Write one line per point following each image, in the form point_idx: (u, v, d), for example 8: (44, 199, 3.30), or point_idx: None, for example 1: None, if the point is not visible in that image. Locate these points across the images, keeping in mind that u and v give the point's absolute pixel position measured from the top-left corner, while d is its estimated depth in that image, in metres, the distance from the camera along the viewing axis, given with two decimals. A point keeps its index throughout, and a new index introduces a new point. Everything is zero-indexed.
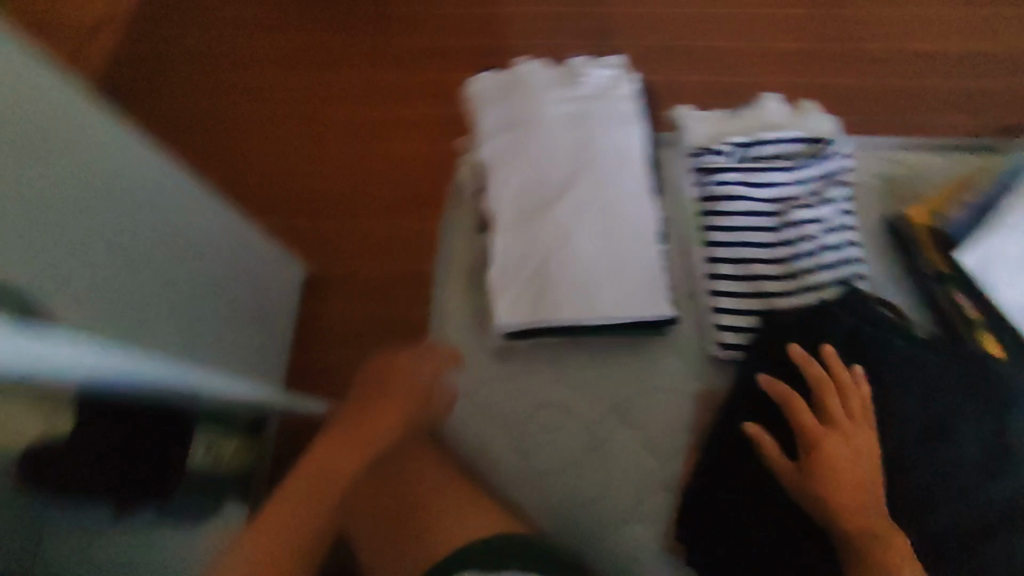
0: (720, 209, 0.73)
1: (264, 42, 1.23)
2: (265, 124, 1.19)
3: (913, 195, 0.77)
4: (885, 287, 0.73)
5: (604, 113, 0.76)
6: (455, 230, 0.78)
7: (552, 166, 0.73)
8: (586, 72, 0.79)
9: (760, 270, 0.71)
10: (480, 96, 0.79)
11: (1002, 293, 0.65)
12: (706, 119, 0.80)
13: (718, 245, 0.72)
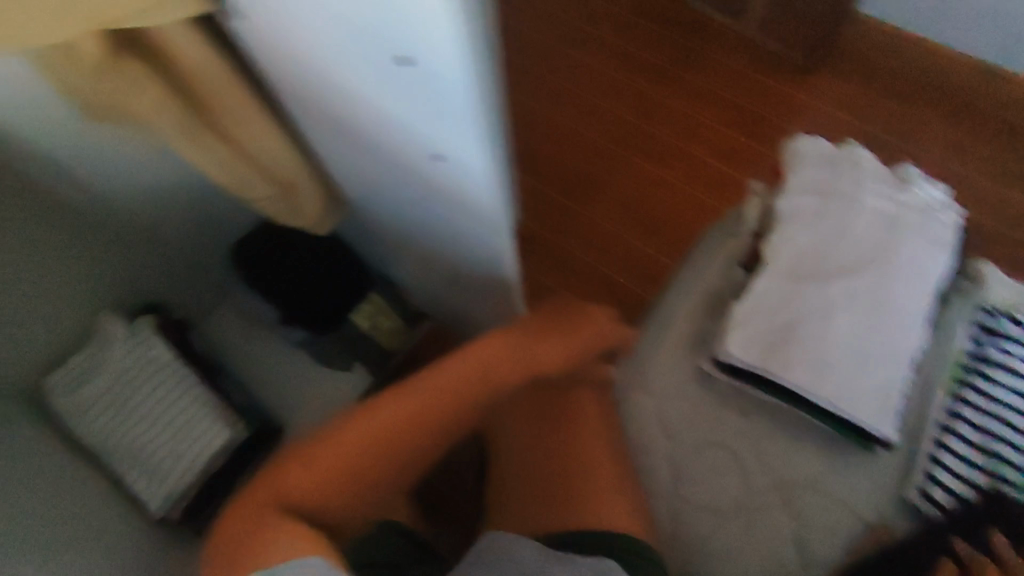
0: (987, 377, 0.69)
1: (597, 43, 1.43)
2: (565, 106, 1.38)
3: None
4: None
5: (916, 228, 0.73)
6: (709, 257, 0.81)
7: (848, 247, 0.72)
8: (913, 184, 0.77)
9: (1011, 454, 0.65)
10: (806, 150, 0.79)
11: None
12: (1016, 287, 0.75)
13: (971, 408, 0.68)
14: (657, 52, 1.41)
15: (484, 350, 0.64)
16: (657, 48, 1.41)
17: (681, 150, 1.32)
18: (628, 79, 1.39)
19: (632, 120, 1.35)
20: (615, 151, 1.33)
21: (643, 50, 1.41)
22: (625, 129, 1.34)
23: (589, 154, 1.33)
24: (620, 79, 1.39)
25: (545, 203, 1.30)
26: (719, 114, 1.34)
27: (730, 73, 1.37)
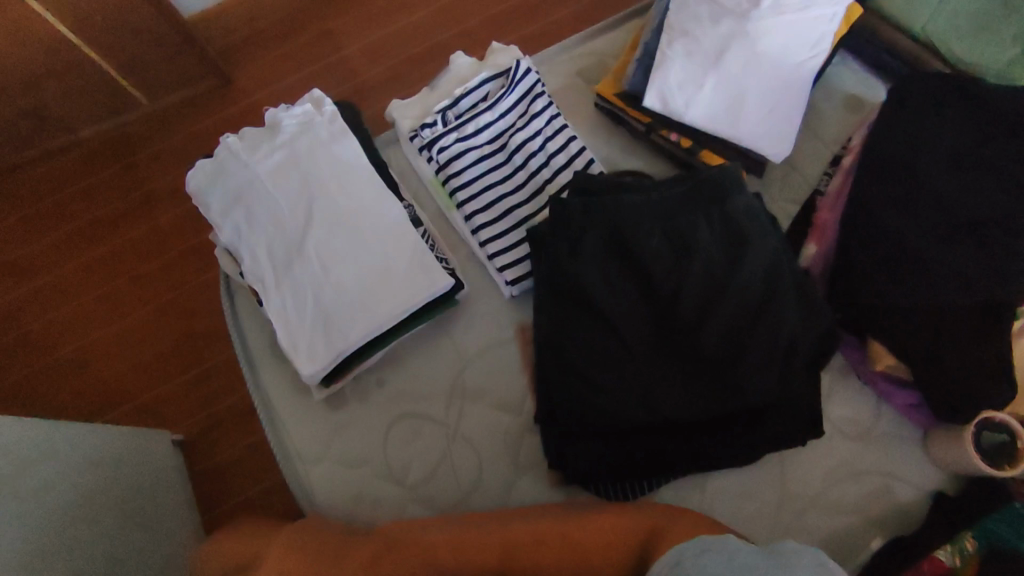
0: (453, 172, 0.75)
1: (55, 248, 1.34)
2: (91, 315, 1.29)
3: (604, 72, 0.83)
4: (622, 158, 0.78)
5: (312, 144, 0.75)
6: (239, 316, 0.76)
7: (288, 209, 0.72)
8: (278, 123, 0.78)
9: (511, 204, 0.74)
10: (198, 183, 0.76)
11: (691, 112, 0.68)
12: (417, 99, 0.83)
13: (465, 201, 0.75)
14: (115, 206, 1.37)
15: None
16: (112, 202, 1.37)
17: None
18: (117, 243, 1.34)
19: (162, 268, 1.33)
20: (177, 301, 1.31)
21: (103, 212, 1.36)
22: (142, 276, 1.32)
23: (161, 328, 1.29)
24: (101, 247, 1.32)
25: (177, 398, 1.25)
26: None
27: (188, 169, 1.40)
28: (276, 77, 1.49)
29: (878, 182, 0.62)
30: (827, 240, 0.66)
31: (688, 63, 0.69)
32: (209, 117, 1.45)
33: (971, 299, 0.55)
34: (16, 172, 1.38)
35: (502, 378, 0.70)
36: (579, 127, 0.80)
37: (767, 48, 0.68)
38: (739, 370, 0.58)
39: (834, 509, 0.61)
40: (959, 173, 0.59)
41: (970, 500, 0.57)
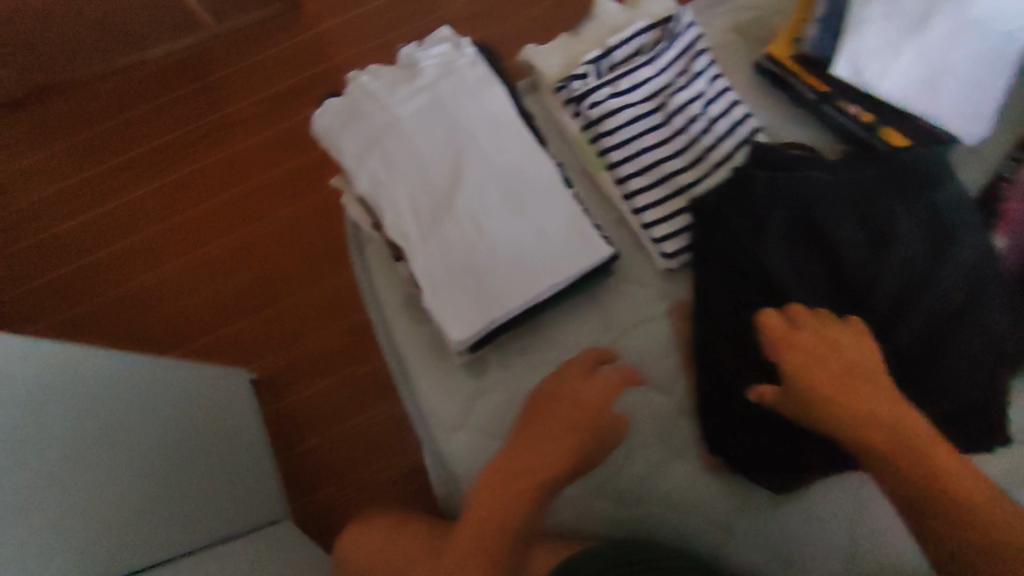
0: (606, 130, 0.70)
1: (123, 175, 1.29)
2: (160, 247, 1.26)
3: (764, 31, 0.77)
4: (783, 128, 0.74)
5: (456, 89, 0.68)
6: (370, 269, 0.72)
7: (433, 160, 0.66)
8: (414, 62, 0.71)
9: (669, 169, 0.70)
10: (328, 126, 0.70)
11: (887, 84, 0.64)
12: (561, 46, 0.76)
13: (620, 163, 0.70)
14: (182, 133, 1.31)
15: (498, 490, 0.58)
16: (179, 129, 1.31)
17: (296, 195, 1.29)
18: (187, 173, 1.29)
19: (233, 202, 1.28)
20: (247, 237, 1.27)
21: (171, 139, 1.30)
22: (211, 208, 1.28)
23: (234, 265, 1.26)
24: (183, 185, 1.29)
25: (251, 336, 1.23)
26: (298, 139, 1.31)
27: (258, 97, 1.33)
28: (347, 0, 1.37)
29: None
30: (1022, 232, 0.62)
31: (887, 28, 0.64)
32: (278, 41, 1.36)
33: None
34: (76, 90, 1.31)
35: (655, 355, 0.69)
36: (739, 90, 0.75)
37: (985, 12, 0.62)
38: (931, 368, 0.56)
39: None
40: None
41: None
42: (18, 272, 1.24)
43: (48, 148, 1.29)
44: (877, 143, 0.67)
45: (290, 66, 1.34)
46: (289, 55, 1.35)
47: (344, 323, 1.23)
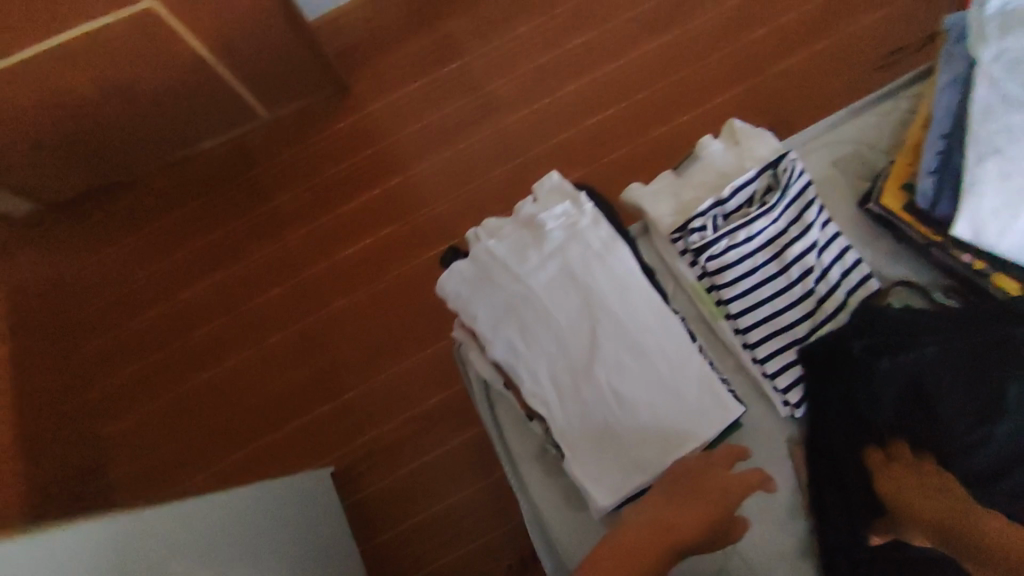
0: (726, 282, 0.73)
1: (190, 267, 1.29)
2: (231, 341, 1.27)
3: (862, 166, 0.81)
4: (886, 267, 0.79)
5: (584, 254, 0.70)
6: (501, 421, 0.75)
7: (569, 329, 0.68)
8: (536, 222, 0.72)
9: (788, 319, 0.73)
10: (456, 290, 0.71)
11: (1005, 243, 0.68)
12: (668, 188, 0.78)
13: (740, 314, 0.73)
14: (244, 223, 1.32)
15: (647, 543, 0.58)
16: (241, 219, 1.32)
17: (360, 280, 1.30)
18: (251, 264, 1.30)
19: (300, 291, 1.29)
20: (316, 327, 1.28)
21: (235, 229, 1.31)
22: (279, 299, 1.29)
23: (305, 354, 1.27)
24: (248, 277, 1.29)
25: (326, 427, 1.24)
26: (361, 223, 1.32)
27: (317, 183, 1.34)
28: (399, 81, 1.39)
29: None
30: None
31: (1005, 188, 0.67)
32: (332, 124, 1.37)
33: None
34: (144, 182, 1.34)
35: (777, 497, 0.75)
36: (844, 228, 0.79)
37: None
38: None
39: None
40: None
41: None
42: (94, 371, 1.25)
43: (116, 245, 1.31)
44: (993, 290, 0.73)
45: (347, 150, 1.36)
46: (344, 138, 1.36)
47: (417, 409, 1.24)
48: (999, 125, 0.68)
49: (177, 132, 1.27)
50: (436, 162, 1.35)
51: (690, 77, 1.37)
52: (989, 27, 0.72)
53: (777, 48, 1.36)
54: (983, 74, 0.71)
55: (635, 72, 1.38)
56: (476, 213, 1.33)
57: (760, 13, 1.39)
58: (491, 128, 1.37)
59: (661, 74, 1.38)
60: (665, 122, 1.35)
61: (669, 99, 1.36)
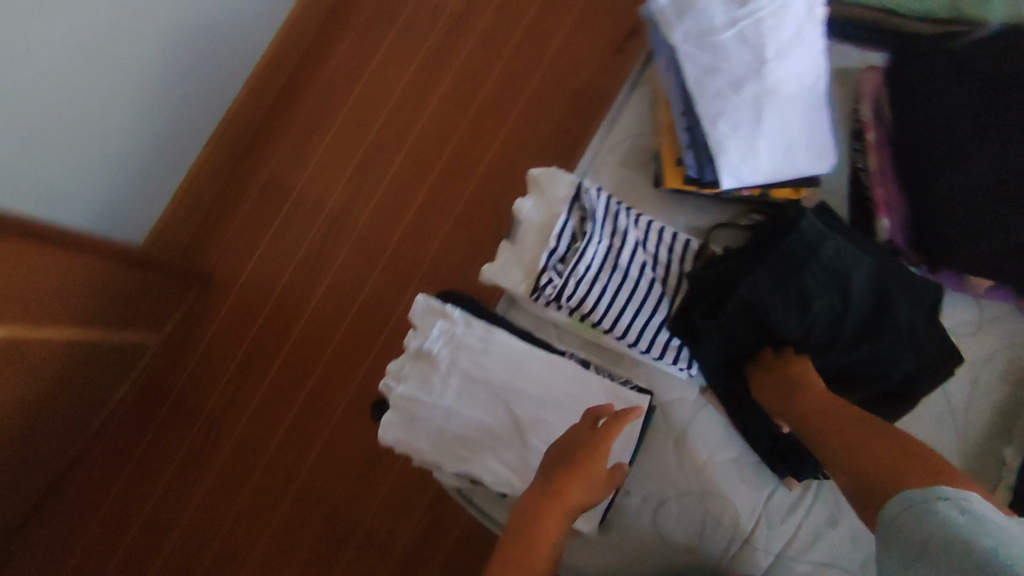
0: (589, 309, 0.86)
1: (171, 500, 1.36)
2: (240, 542, 1.34)
3: (641, 155, 0.95)
4: (699, 219, 0.93)
5: (473, 355, 0.83)
6: (488, 508, 0.88)
7: (493, 419, 0.82)
8: (425, 350, 0.85)
9: (650, 309, 0.87)
10: (396, 438, 0.83)
11: (760, 175, 0.85)
12: (510, 260, 0.91)
13: (613, 326, 0.87)
14: (192, 439, 1.38)
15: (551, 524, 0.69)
16: (188, 438, 1.38)
17: (316, 428, 1.37)
18: (218, 469, 1.37)
19: (273, 465, 1.36)
20: (304, 487, 1.35)
21: (188, 448, 1.38)
22: (258, 483, 1.36)
23: (306, 515, 1.33)
24: (222, 482, 1.36)
25: (360, 562, 1.31)
26: (291, 379, 1.40)
27: (232, 371, 1.41)
28: (250, 247, 1.47)
29: (911, 162, 0.86)
30: (894, 206, 0.89)
31: (738, 140, 0.84)
32: (217, 315, 1.44)
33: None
34: (86, 457, 1.39)
35: (716, 440, 0.88)
36: (650, 211, 0.92)
37: (790, 99, 0.85)
38: (902, 347, 0.79)
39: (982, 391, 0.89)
40: (963, 131, 0.82)
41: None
42: None
43: (97, 519, 1.36)
44: (779, 202, 0.90)
45: (241, 328, 1.43)
46: (234, 321, 1.44)
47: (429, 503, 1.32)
48: (711, 96, 0.85)
49: (90, 400, 1.32)
50: (324, 292, 1.43)
51: (486, 104, 1.47)
52: (671, 18, 0.87)
53: (538, 41, 1.48)
54: (680, 62, 0.87)
55: (438, 123, 1.48)
56: (382, 309, 1.41)
57: (513, 10, 1.50)
58: (347, 240, 1.45)
59: (465, 104, 1.47)
60: (487, 150, 1.45)
61: (478, 130, 1.46)
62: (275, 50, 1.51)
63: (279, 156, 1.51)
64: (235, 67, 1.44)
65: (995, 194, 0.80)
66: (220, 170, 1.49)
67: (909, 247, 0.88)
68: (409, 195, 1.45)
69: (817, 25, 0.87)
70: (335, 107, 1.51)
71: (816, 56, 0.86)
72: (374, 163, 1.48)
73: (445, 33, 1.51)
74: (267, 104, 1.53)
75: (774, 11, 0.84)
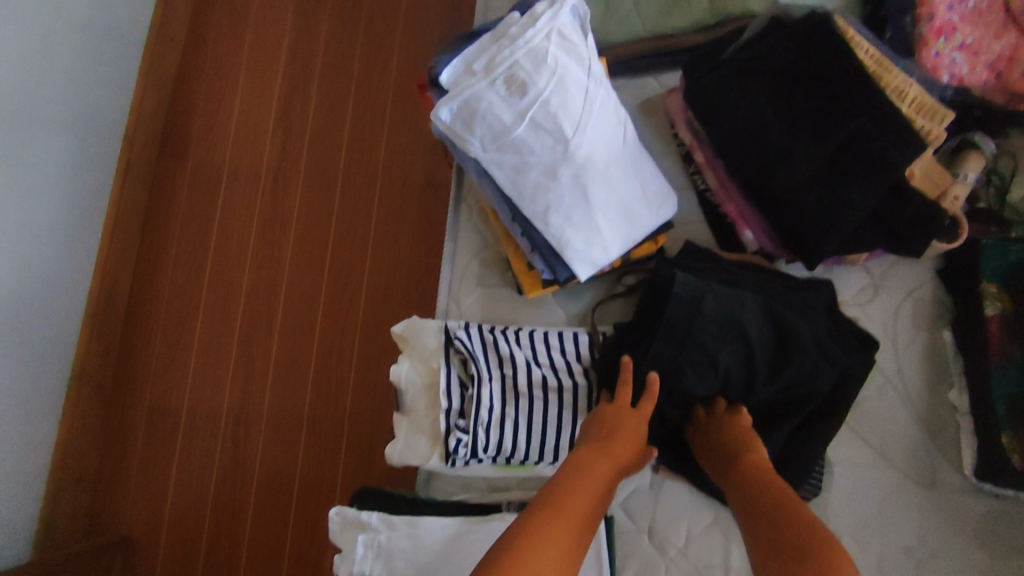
0: (510, 451, 0.80)
1: None
2: None
3: (495, 265, 0.89)
4: (578, 305, 0.88)
5: (408, 559, 0.76)
6: None
7: None
8: (359, 574, 0.77)
9: (569, 422, 0.81)
10: None
11: (613, 250, 0.81)
12: (410, 433, 0.84)
13: (541, 457, 0.81)
14: None
15: (575, 496, 0.56)
16: None
17: None
18: None
19: None
20: None
21: None
22: None
23: None
24: None
25: None
26: None
27: None
28: (159, 487, 1.38)
29: (744, 171, 0.83)
30: (749, 216, 0.85)
31: (577, 227, 0.79)
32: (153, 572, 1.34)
33: (872, 188, 0.76)
34: None
35: (686, 516, 0.84)
36: (529, 318, 0.87)
37: (608, 164, 0.81)
38: (815, 360, 0.76)
39: (907, 345, 0.86)
40: (773, 128, 0.80)
41: (959, 266, 0.85)
42: None
43: None
44: (645, 258, 0.87)
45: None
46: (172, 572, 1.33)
47: None
48: (532, 194, 0.80)
49: None
50: (255, 500, 1.34)
51: (336, 249, 1.46)
52: (462, 133, 0.80)
53: (363, 172, 1.48)
54: (489, 172, 0.82)
55: (300, 287, 1.45)
56: (320, 484, 1.34)
57: (330, 141, 1.51)
58: (259, 437, 1.38)
59: (317, 248, 1.46)
60: (359, 290, 1.43)
61: (340, 276, 1.44)
62: (103, 274, 1.43)
63: (157, 384, 1.44)
64: (72, 307, 1.36)
65: (827, 178, 0.78)
66: (100, 424, 1.42)
67: (782, 250, 0.84)
68: (302, 366, 1.40)
69: (601, 81, 0.83)
70: (193, 313, 1.47)
71: (613, 111, 0.83)
72: (254, 351, 1.43)
73: (273, 201, 1.50)
74: (120, 333, 1.47)
75: (554, 87, 0.78)
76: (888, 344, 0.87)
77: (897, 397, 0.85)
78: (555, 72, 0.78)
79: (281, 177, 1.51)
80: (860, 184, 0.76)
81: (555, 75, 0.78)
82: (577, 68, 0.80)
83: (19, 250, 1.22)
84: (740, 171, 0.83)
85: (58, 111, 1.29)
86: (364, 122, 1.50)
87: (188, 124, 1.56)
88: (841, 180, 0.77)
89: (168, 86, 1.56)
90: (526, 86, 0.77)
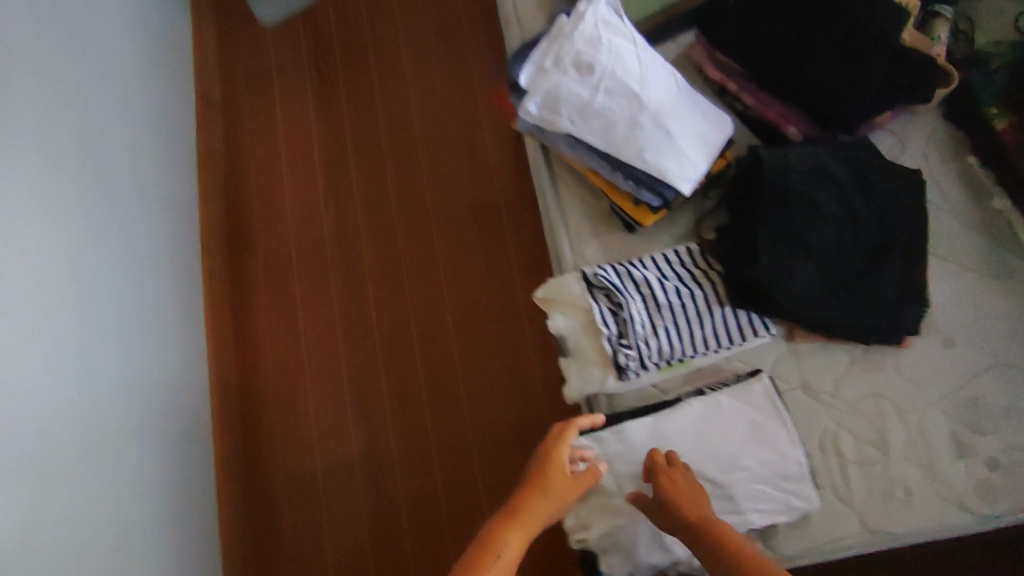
0: (671, 350, 0.96)
1: None
2: None
3: (603, 217, 1.07)
4: (680, 226, 1.06)
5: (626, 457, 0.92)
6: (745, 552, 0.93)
7: None
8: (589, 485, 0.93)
9: (711, 314, 0.96)
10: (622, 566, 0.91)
11: (700, 167, 0.98)
12: (583, 368, 0.98)
13: (697, 346, 0.96)
14: None
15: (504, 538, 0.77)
16: None
17: None
18: None
19: None
20: None
21: None
22: None
23: None
24: None
25: None
26: None
27: None
28: (318, 542, 1.50)
29: (778, 78, 1.02)
30: (789, 115, 1.05)
31: (668, 156, 0.96)
32: None
33: (879, 62, 0.96)
34: None
35: (828, 364, 0.99)
36: (645, 247, 1.04)
37: (674, 104, 0.98)
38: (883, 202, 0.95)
39: (948, 179, 1.05)
40: (788, 42, 0.99)
41: (962, 106, 1.05)
42: None
43: None
44: (721, 171, 1.04)
45: None
46: None
47: None
48: (623, 144, 0.97)
49: None
50: (410, 526, 1.47)
51: (411, 287, 1.61)
52: (552, 118, 0.99)
53: (416, 214, 1.65)
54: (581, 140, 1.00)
55: (390, 330, 1.59)
56: (466, 492, 1.47)
57: (379, 198, 1.68)
58: (396, 469, 1.50)
59: (395, 292, 1.62)
60: (445, 316, 1.58)
61: (422, 309, 1.59)
62: (214, 371, 1.57)
63: (286, 454, 1.56)
64: (198, 408, 1.49)
65: (847, 60, 0.97)
66: (246, 504, 1.54)
67: (824, 130, 1.04)
68: (414, 396, 1.54)
69: (646, 44, 1.00)
70: (301, 381, 1.60)
71: (662, 63, 1.00)
72: (367, 397, 1.56)
73: (343, 263, 1.66)
74: (240, 418, 1.59)
75: (616, 58, 0.95)
76: (934, 182, 1.05)
77: (958, 220, 1.03)
78: (611, 47, 0.95)
79: (343, 241, 1.67)
80: (871, 58, 0.96)
81: (613, 49, 0.95)
82: (626, 39, 0.97)
83: (145, 370, 1.35)
84: (774, 80, 1.03)
85: (146, 240, 1.44)
86: (404, 173, 1.68)
87: (248, 223, 1.71)
88: (854, 63, 0.97)
89: (220, 196, 1.72)
90: (594, 65, 0.95)
